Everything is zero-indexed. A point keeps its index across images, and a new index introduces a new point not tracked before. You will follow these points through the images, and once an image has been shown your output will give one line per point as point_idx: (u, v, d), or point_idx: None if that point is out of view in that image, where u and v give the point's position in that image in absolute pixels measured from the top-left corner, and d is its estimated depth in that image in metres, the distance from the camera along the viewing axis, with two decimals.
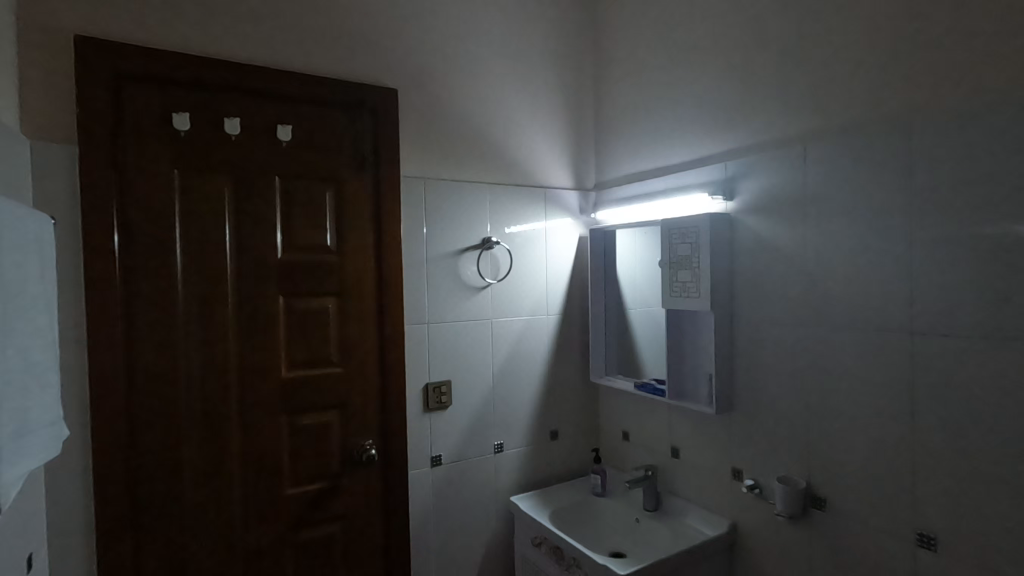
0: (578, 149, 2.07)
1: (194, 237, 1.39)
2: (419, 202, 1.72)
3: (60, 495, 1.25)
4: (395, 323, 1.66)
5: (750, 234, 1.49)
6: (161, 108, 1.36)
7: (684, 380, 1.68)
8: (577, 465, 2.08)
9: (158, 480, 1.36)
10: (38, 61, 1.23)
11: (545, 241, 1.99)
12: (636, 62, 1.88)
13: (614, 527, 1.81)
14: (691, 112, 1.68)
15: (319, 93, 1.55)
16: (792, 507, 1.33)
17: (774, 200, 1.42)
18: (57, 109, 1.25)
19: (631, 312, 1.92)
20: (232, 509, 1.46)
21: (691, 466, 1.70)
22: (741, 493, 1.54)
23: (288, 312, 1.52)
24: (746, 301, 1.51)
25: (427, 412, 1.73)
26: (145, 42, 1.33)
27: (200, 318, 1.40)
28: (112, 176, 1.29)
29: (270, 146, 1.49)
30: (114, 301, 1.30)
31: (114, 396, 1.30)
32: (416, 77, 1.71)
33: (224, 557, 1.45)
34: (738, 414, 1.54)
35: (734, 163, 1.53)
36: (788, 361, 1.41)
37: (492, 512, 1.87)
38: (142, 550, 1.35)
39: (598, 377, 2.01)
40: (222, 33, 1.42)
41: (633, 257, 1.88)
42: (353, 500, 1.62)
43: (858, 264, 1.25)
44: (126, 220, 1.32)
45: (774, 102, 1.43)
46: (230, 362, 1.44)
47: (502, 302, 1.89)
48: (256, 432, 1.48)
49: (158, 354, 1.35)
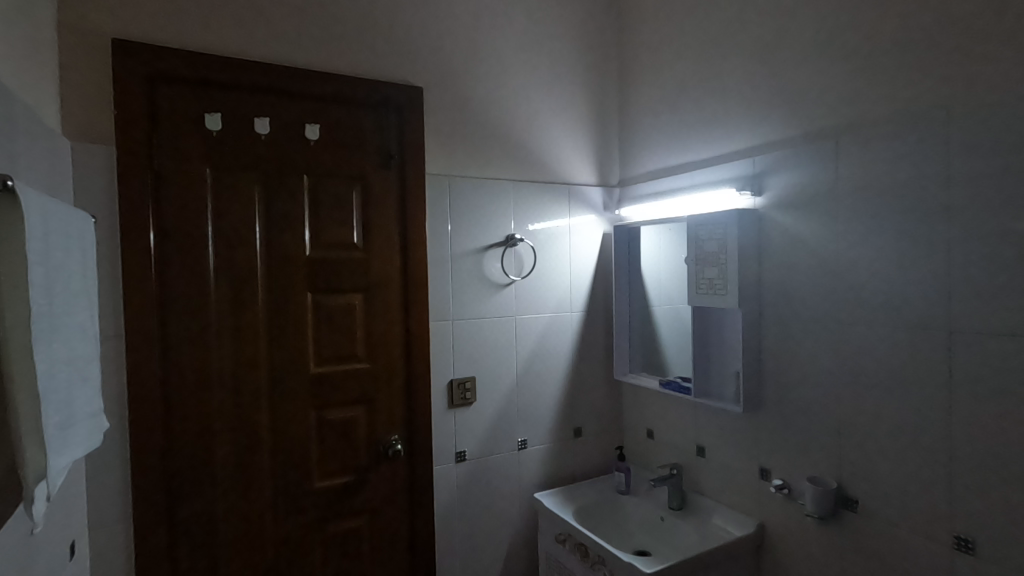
0: (602, 145, 2.06)
1: (225, 236, 1.43)
2: (443, 199, 1.72)
3: (100, 484, 1.30)
4: (421, 319, 1.68)
5: (779, 230, 1.47)
6: (194, 108, 1.39)
7: (710, 378, 1.66)
8: (601, 462, 2.07)
9: (192, 472, 1.40)
10: (77, 63, 1.27)
11: (569, 238, 1.98)
12: (661, 57, 1.86)
13: (638, 525, 1.80)
14: (719, 107, 1.66)
15: (346, 92, 1.57)
16: (823, 508, 1.30)
17: (804, 195, 1.40)
18: (95, 110, 1.29)
19: (655, 309, 1.91)
20: (263, 501, 1.49)
21: (718, 465, 1.68)
22: (769, 493, 1.52)
23: (316, 308, 1.55)
24: (775, 298, 1.49)
25: (451, 408, 1.75)
26: (178, 44, 1.36)
27: (231, 314, 1.44)
28: (147, 176, 1.33)
29: (298, 145, 1.51)
30: (150, 296, 1.33)
31: (150, 389, 1.33)
32: (441, 75, 1.72)
33: (255, 549, 1.48)
34: (766, 413, 1.52)
35: (762, 158, 1.50)
36: (819, 359, 1.38)
37: (515, 508, 1.87)
38: (177, 538, 1.39)
39: (621, 375, 2.01)
40: (251, 33, 1.45)
41: (658, 254, 1.86)
42: (379, 493, 1.64)
43: (892, 260, 1.22)
44: (161, 218, 1.35)
45: (806, 94, 1.40)
46: (260, 357, 1.47)
47: (526, 299, 1.89)
48: (285, 426, 1.51)
49: (191, 347, 1.39)
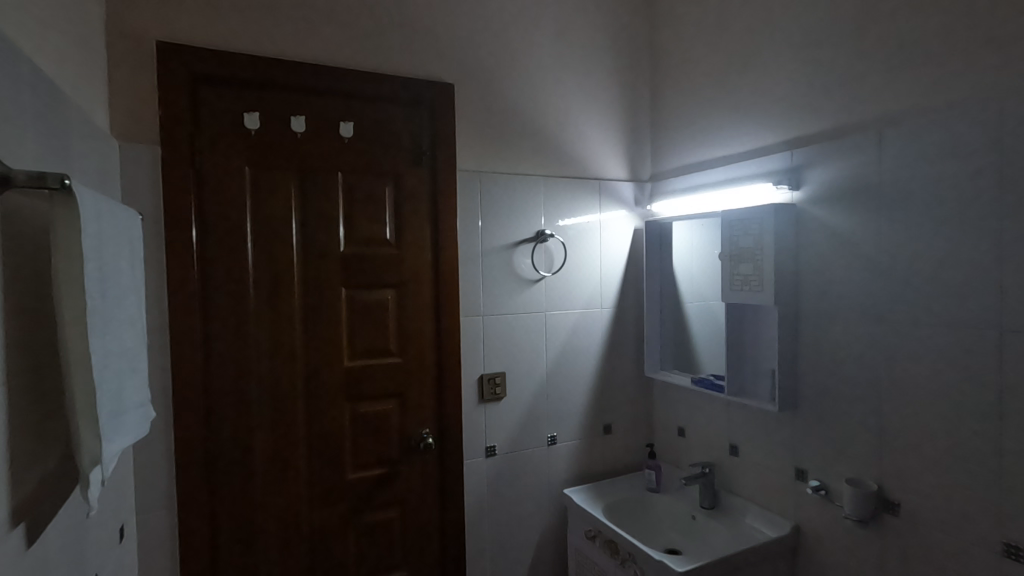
0: (634, 140, 2.04)
1: (263, 232, 1.46)
2: (474, 195, 1.73)
3: (147, 470, 1.35)
4: (452, 314, 1.69)
5: (817, 225, 1.43)
6: (234, 108, 1.43)
7: (744, 376, 1.63)
8: (631, 459, 2.06)
9: (232, 461, 1.44)
10: (125, 66, 1.31)
11: (600, 234, 1.97)
12: (696, 49, 1.83)
13: (669, 524, 1.78)
14: (756, 99, 1.62)
15: (380, 89, 1.58)
16: (863, 510, 1.27)
17: (844, 190, 1.35)
18: (141, 111, 1.33)
19: (687, 306, 1.88)
20: (300, 490, 1.53)
21: (752, 465, 1.65)
22: (805, 494, 1.49)
23: (350, 303, 1.58)
24: (813, 295, 1.45)
25: (481, 403, 1.76)
26: (219, 45, 1.40)
27: (269, 308, 1.48)
28: (190, 174, 1.37)
29: (333, 143, 1.54)
30: (192, 291, 1.38)
31: (192, 379, 1.38)
32: (472, 71, 1.72)
33: (292, 537, 1.52)
34: (803, 412, 1.48)
35: (800, 151, 1.46)
36: (858, 359, 1.34)
37: (545, 503, 1.88)
38: (218, 525, 1.44)
39: (652, 372, 1.99)
40: (288, 33, 1.47)
41: (690, 250, 1.84)
42: (410, 485, 1.67)
43: (938, 256, 1.17)
44: (202, 215, 1.40)
45: (848, 84, 1.35)
46: (296, 350, 1.51)
47: (556, 295, 1.89)
48: (320, 418, 1.54)
49: (231, 340, 1.43)
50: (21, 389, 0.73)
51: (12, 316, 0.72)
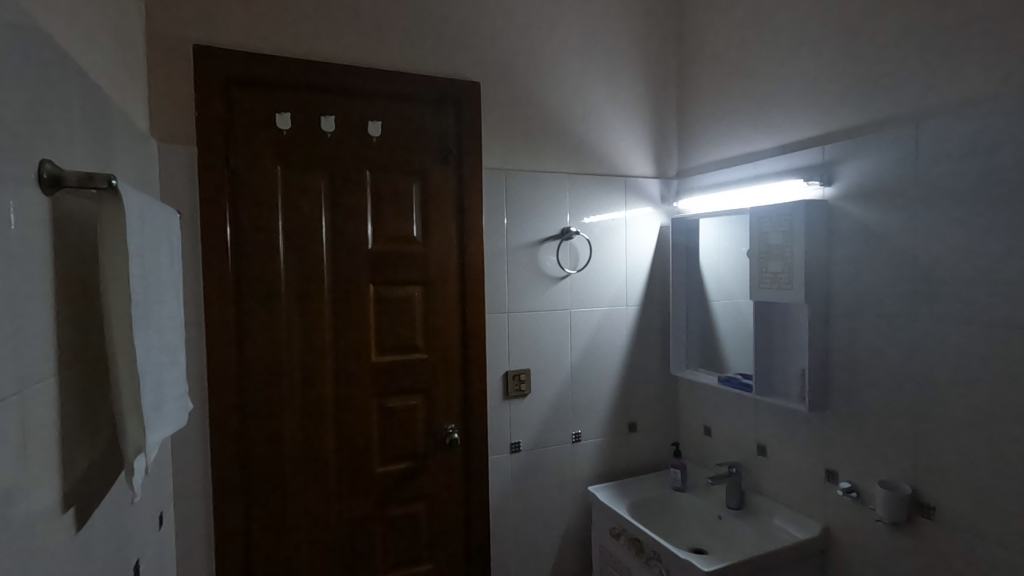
0: (660, 136, 2.02)
1: (294, 230, 1.50)
2: (500, 193, 1.74)
3: (184, 460, 1.40)
4: (477, 311, 1.71)
5: (849, 221, 1.40)
6: (266, 109, 1.46)
7: (773, 375, 1.60)
8: (656, 458, 2.05)
9: (265, 452, 1.48)
10: (163, 70, 1.36)
11: (626, 231, 1.96)
12: (725, 43, 1.80)
13: (695, 523, 1.77)
14: (785, 94, 1.59)
15: (407, 88, 1.60)
16: (895, 514, 1.24)
17: (878, 186, 1.32)
18: (179, 113, 1.37)
19: (714, 304, 1.87)
20: (329, 483, 1.56)
21: (780, 466, 1.62)
22: (835, 496, 1.46)
23: (378, 299, 1.60)
24: (844, 293, 1.42)
25: (506, 399, 1.77)
26: (252, 48, 1.43)
27: (300, 304, 1.51)
28: (224, 174, 1.41)
29: (362, 142, 1.56)
30: (226, 287, 1.42)
31: (227, 373, 1.42)
32: (498, 68, 1.73)
33: (322, 528, 1.55)
34: (833, 413, 1.45)
35: (833, 146, 1.43)
36: (891, 358, 1.31)
37: (569, 500, 1.88)
38: (250, 515, 1.48)
39: (678, 371, 1.97)
40: (317, 34, 1.50)
41: (718, 247, 1.82)
42: (436, 480, 1.69)
43: (977, 254, 1.14)
44: (236, 214, 1.44)
45: (883, 76, 1.32)
46: (325, 345, 1.54)
47: (582, 293, 1.89)
48: (349, 412, 1.57)
49: (263, 335, 1.47)
50: (70, 381, 0.76)
51: (63, 311, 0.75)
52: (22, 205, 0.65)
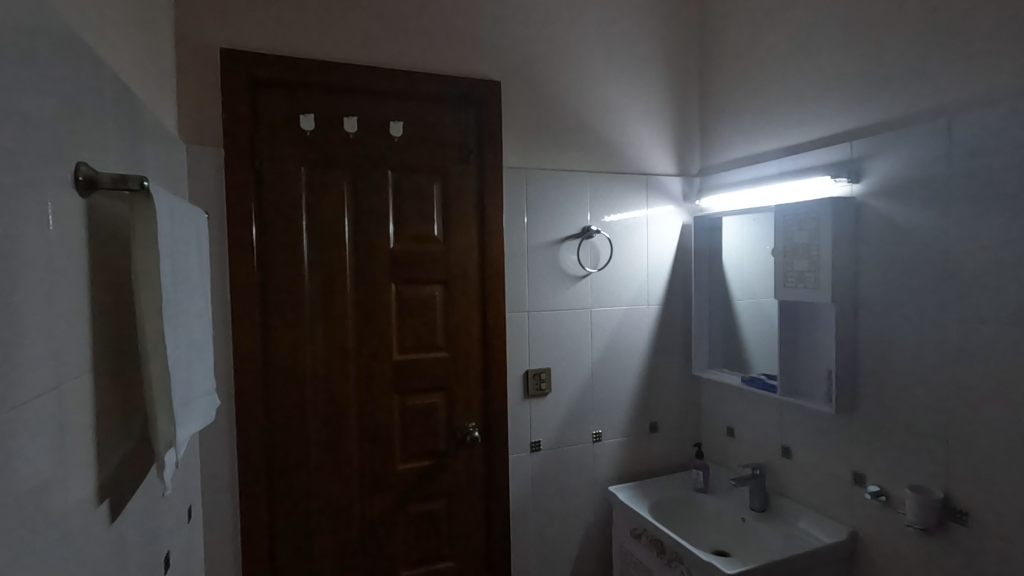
0: (682, 133, 2.00)
1: (317, 229, 1.52)
2: (521, 191, 1.74)
3: (212, 455, 1.43)
4: (498, 309, 1.71)
5: (878, 219, 1.37)
6: (290, 110, 1.48)
7: (799, 376, 1.57)
8: (678, 458, 2.03)
9: (289, 448, 1.51)
10: (191, 73, 1.39)
11: (647, 229, 1.95)
12: (749, 38, 1.78)
13: (718, 525, 1.75)
14: (812, 89, 1.56)
15: (428, 89, 1.61)
16: (926, 519, 1.21)
17: (908, 182, 1.29)
18: (206, 115, 1.40)
19: (737, 303, 1.84)
20: (352, 479, 1.58)
21: (805, 468, 1.60)
22: (863, 499, 1.43)
23: (400, 298, 1.62)
24: (873, 292, 1.39)
25: (527, 398, 1.77)
26: (276, 51, 1.46)
27: (323, 303, 1.53)
28: (250, 174, 1.44)
29: (383, 142, 1.58)
30: (252, 286, 1.44)
31: (253, 370, 1.45)
32: (518, 67, 1.73)
33: (344, 524, 1.57)
34: (861, 414, 1.42)
35: (861, 142, 1.40)
36: (922, 359, 1.28)
37: (589, 499, 1.88)
38: (276, 509, 1.51)
39: (700, 371, 1.95)
40: (340, 36, 1.52)
41: (742, 246, 1.80)
42: (457, 478, 1.70)
43: (1014, 251, 1.10)
44: (262, 214, 1.46)
45: (915, 69, 1.28)
46: (348, 343, 1.56)
47: (602, 291, 1.88)
48: (371, 409, 1.59)
49: (288, 333, 1.49)
50: (104, 376, 0.79)
51: (98, 309, 0.78)
52: (60, 207, 0.68)
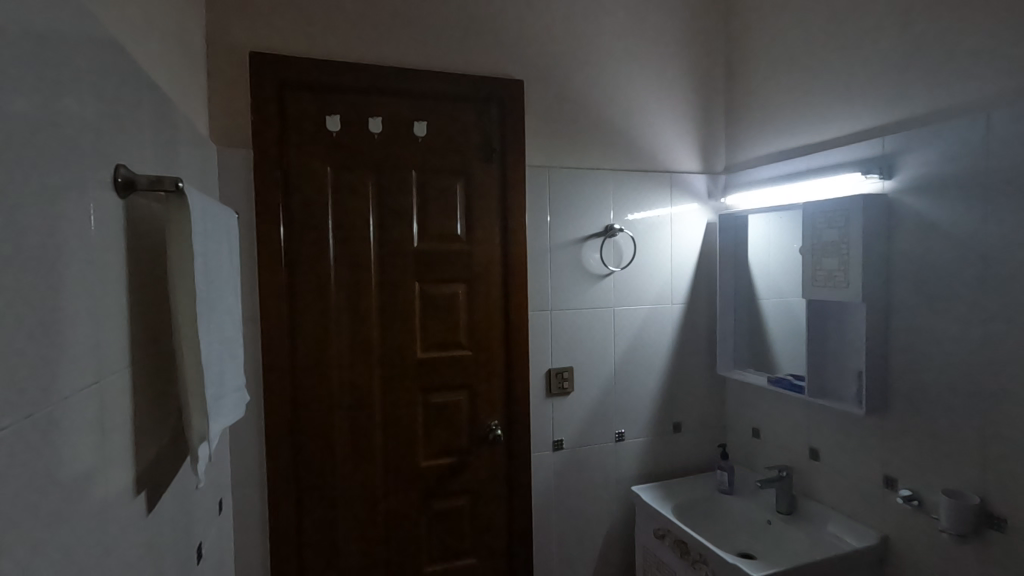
0: (707, 130, 1.97)
1: (343, 228, 1.54)
2: (544, 190, 1.74)
3: (241, 449, 1.47)
4: (521, 308, 1.71)
5: (911, 216, 1.33)
6: (317, 112, 1.51)
7: (828, 376, 1.54)
8: (703, 459, 2.01)
9: (315, 444, 1.54)
10: (222, 77, 1.42)
11: (671, 227, 1.93)
12: (777, 32, 1.74)
13: (743, 527, 1.73)
14: (841, 84, 1.53)
15: (451, 88, 1.62)
16: (960, 525, 1.18)
17: (943, 178, 1.25)
18: (236, 117, 1.44)
19: (764, 302, 1.81)
20: (376, 474, 1.60)
21: (834, 471, 1.56)
22: (895, 504, 1.39)
23: (423, 297, 1.63)
24: (905, 291, 1.35)
25: (549, 397, 1.78)
26: (303, 53, 1.48)
27: (349, 301, 1.55)
28: (278, 175, 1.47)
29: (408, 142, 1.59)
30: (280, 284, 1.47)
31: (280, 367, 1.48)
32: (541, 65, 1.73)
33: (369, 519, 1.60)
34: (892, 417, 1.39)
35: (893, 137, 1.36)
36: (956, 360, 1.24)
37: (612, 499, 1.87)
38: (302, 504, 1.53)
39: (725, 371, 1.92)
40: (365, 38, 1.54)
41: (769, 244, 1.77)
42: (479, 475, 1.71)
43: None
44: (289, 214, 1.49)
45: (951, 62, 1.25)
46: (373, 341, 1.58)
47: (626, 290, 1.87)
48: (395, 406, 1.61)
49: (314, 331, 1.52)
50: (142, 371, 0.81)
51: (136, 306, 0.80)
52: (101, 208, 0.70)
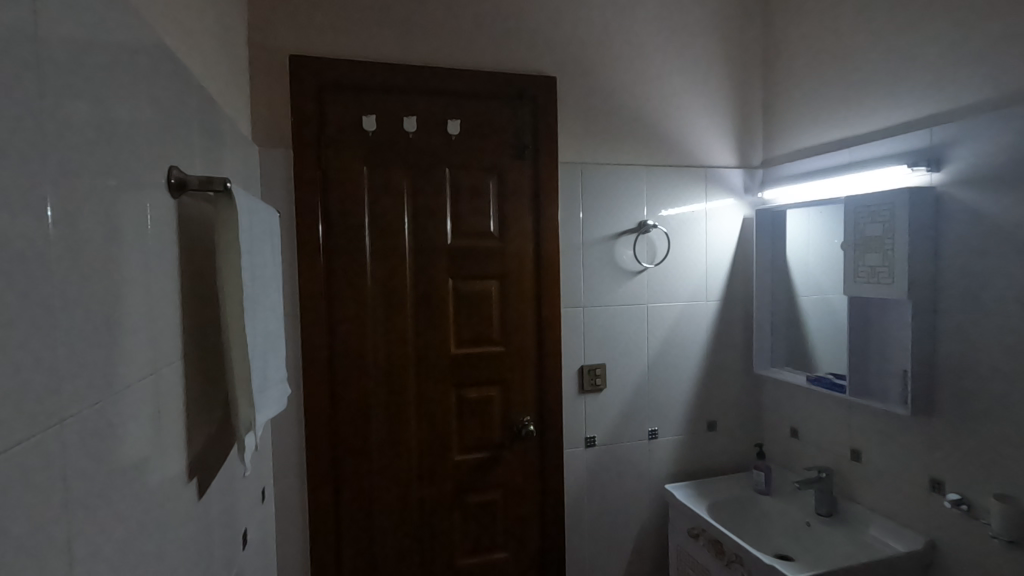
0: (743, 123, 1.93)
1: (379, 226, 1.57)
2: (576, 187, 1.74)
3: (283, 440, 1.52)
4: (553, 304, 1.72)
5: (961, 209, 1.28)
6: (353, 112, 1.54)
7: (871, 375, 1.50)
8: (738, 458, 1.97)
9: (352, 437, 1.58)
10: (263, 79, 1.47)
11: (706, 223, 1.90)
12: (817, 21, 1.69)
13: (780, 528, 1.69)
14: (886, 74, 1.47)
15: (484, 86, 1.63)
16: (1012, 531, 1.13)
17: (996, 170, 1.20)
18: (277, 119, 1.48)
19: (803, 299, 1.77)
20: (411, 466, 1.63)
21: (876, 472, 1.52)
22: (942, 508, 1.35)
23: (457, 293, 1.65)
24: (954, 287, 1.30)
25: (582, 393, 1.78)
26: (341, 55, 1.51)
27: (384, 297, 1.58)
28: (317, 175, 1.51)
29: (441, 141, 1.61)
30: (318, 280, 1.52)
31: (319, 361, 1.52)
32: (574, 61, 1.72)
33: (403, 511, 1.63)
34: (939, 418, 1.34)
35: (942, 128, 1.31)
36: (1010, 360, 1.19)
37: (645, 497, 1.86)
38: (340, 494, 1.58)
39: (762, 369, 1.89)
40: (400, 38, 1.56)
41: (808, 239, 1.72)
42: (512, 470, 1.72)
43: None
44: (327, 212, 1.53)
45: (1006, 48, 1.19)
46: (407, 336, 1.61)
47: (659, 286, 1.85)
48: (429, 400, 1.64)
49: (351, 326, 1.56)
50: (193, 364, 0.86)
51: (188, 302, 0.84)
52: (157, 208, 0.74)
